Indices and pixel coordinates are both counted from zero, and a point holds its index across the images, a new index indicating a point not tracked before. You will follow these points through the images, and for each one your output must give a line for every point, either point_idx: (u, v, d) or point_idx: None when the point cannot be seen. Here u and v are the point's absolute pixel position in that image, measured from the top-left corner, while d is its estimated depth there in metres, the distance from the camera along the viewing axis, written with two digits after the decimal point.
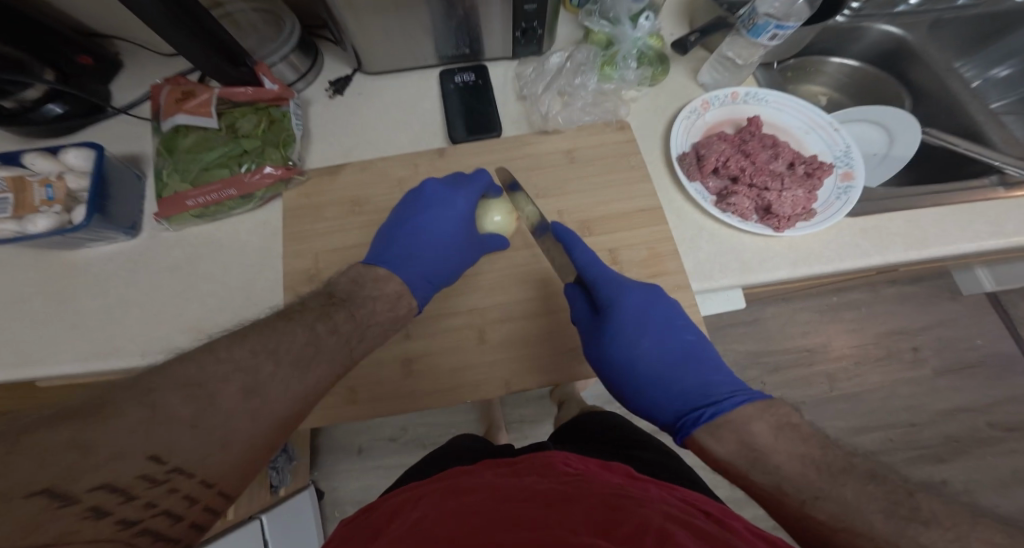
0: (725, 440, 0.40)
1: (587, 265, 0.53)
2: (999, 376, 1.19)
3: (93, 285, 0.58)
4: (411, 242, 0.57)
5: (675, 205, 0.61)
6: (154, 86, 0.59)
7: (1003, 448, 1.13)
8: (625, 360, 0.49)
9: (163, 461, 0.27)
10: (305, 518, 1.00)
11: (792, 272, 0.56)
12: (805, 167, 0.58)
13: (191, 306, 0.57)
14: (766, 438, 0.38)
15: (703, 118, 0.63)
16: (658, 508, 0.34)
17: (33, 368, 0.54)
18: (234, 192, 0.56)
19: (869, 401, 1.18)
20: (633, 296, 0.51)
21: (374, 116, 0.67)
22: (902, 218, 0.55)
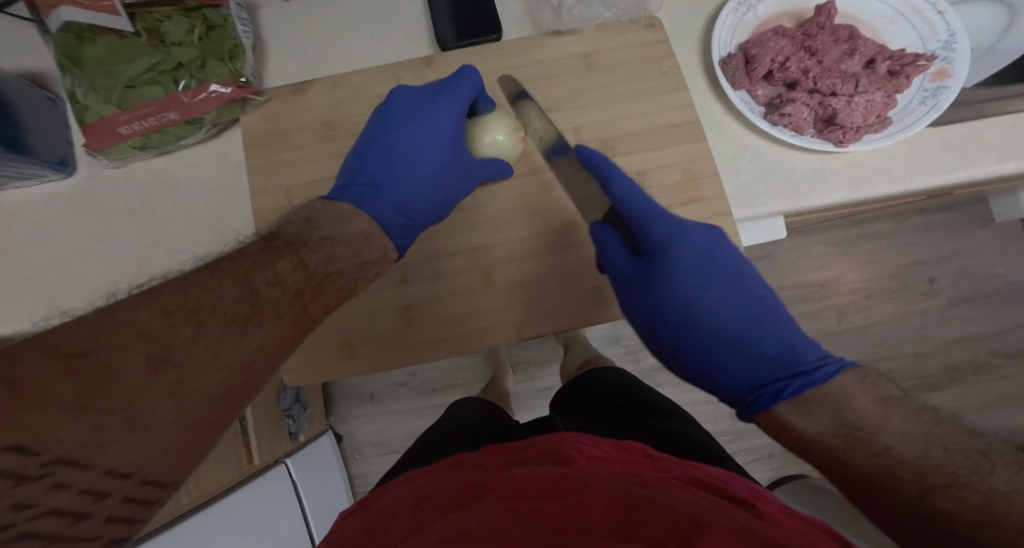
0: (819, 415, 0.32)
1: (627, 200, 0.44)
2: (1012, 304, 1.14)
3: (34, 236, 0.49)
4: (387, 169, 0.49)
5: (715, 119, 0.51)
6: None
7: (1000, 373, 1.12)
8: (687, 317, 0.42)
9: (34, 451, 0.19)
10: (328, 457, 1.00)
11: (851, 195, 0.47)
12: (888, 64, 0.47)
13: (155, 256, 0.49)
14: (874, 410, 0.31)
15: (754, 11, 0.50)
16: (688, 497, 0.27)
17: None
18: (175, 116, 0.44)
19: (877, 333, 1.14)
20: (693, 241, 0.43)
21: (343, 17, 0.55)
22: (1005, 123, 0.45)
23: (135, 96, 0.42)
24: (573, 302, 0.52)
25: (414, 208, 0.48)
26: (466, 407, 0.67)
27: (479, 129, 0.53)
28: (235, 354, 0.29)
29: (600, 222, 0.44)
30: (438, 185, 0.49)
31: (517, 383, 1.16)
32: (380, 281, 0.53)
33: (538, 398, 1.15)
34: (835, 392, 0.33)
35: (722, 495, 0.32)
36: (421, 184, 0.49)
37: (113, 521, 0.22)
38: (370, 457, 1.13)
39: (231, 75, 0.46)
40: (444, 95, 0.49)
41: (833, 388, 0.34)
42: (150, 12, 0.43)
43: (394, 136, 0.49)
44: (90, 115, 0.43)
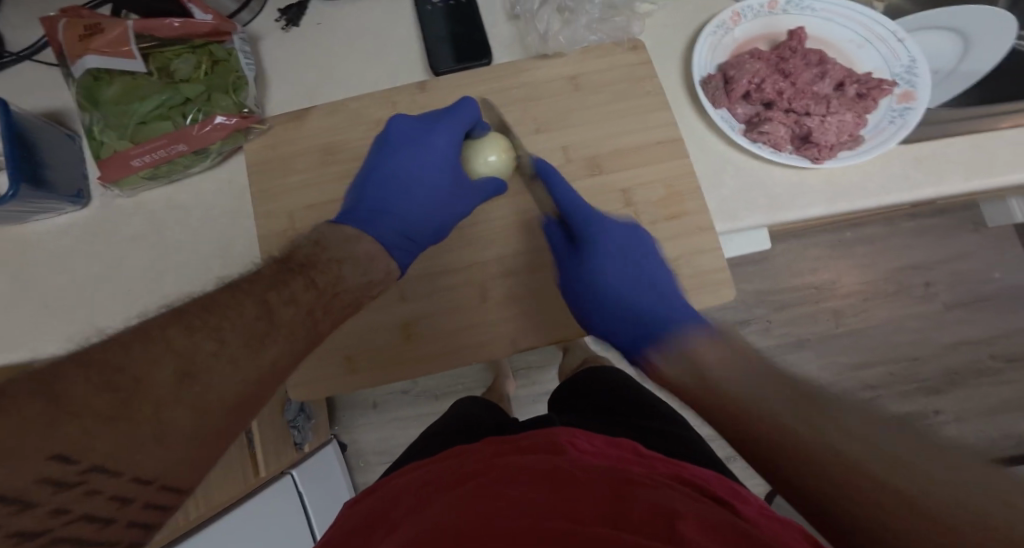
0: (676, 363, 0.42)
1: (566, 204, 0.51)
2: (1009, 308, 1.14)
3: (54, 262, 0.52)
4: (391, 194, 0.52)
5: (698, 136, 0.53)
6: (43, 23, 0.45)
7: (1000, 377, 1.12)
8: (598, 292, 0.50)
9: (74, 461, 0.21)
10: (331, 467, 1.01)
11: (830, 208, 0.49)
12: (856, 87, 0.50)
13: (165, 278, 0.52)
14: (716, 368, 0.37)
15: (732, 34, 0.53)
16: (679, 490, 0.29)
17: (13, 353, 0.50)
18: (184, 148, 0.47)
19: (873, 336, 1.15)
20: (614, 231, 0.50)
21: (340, 47, 0.57)
22: (967, 143, 0.48)
23: (148, 131, 0.45)
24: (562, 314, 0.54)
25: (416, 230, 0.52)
26: (470, 402, 0.69)
27: (473, 150, 0.54)
28: (248, 367, 0.31)
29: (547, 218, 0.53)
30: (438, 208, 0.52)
31: (518, 389, 1.18)
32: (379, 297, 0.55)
33: (539, 403, 1.17)
34: None
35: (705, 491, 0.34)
36: (422, 208, 0.53)
37: (134, 524, 0.25)
38: (374, 465, 1.15)
39: (235, 107, 0.49)
40: (441, 122, 0.52)
41: None
42: (163, 53, 0.47)
43: (393, 160, 0.52)
44: (106, 149, 0.46)
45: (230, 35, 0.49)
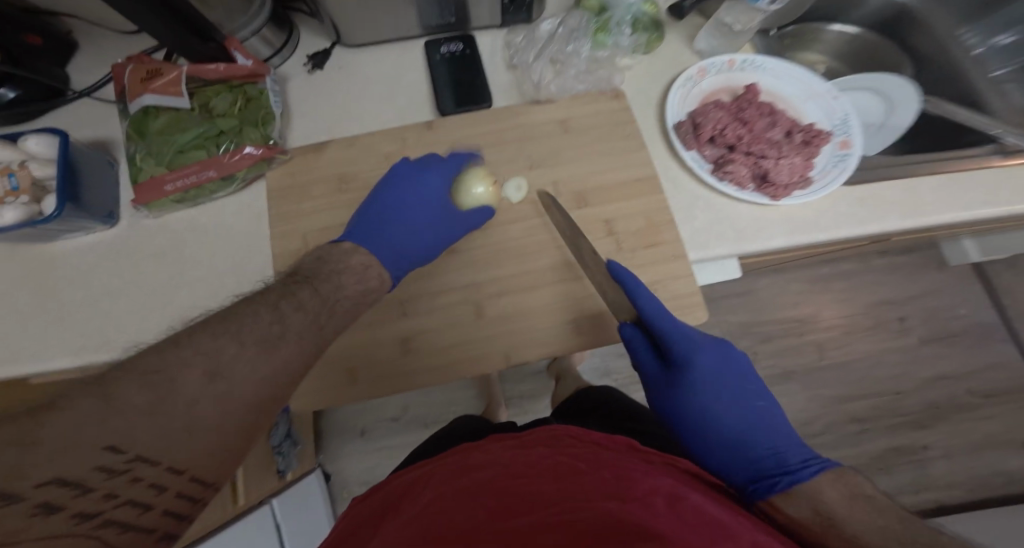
0: (802, 505, 0.40)
1: (655, 319, 0.51)
2: (979, 343, 1.20)
3: (77, 278, 0.55)
4: (387, 218, 0.57)
5: (671, 173, 0.60)
6: (113, 66, 0.54)
7: (981, 413, 1.15)
8: (700, 420, 0.50)
9: (118, 450, 0.26)
10: (314, 495, 1.03)
11: (790, 240, 0.55)
12: (802, 135, 0.57)
13: (180, 294, 0.55)
14: (841, 507, 0.38)
15: (699, 86, 0.61)
16: (647, 485, 0.34)
17: (24, 364, 0.52)
18: (214, 174, 0.53)
19: (856, 370, 1.19)
20: (712, 355, 0.52)
21: (358, 91, 0.65)
22: (899, 186, 0.55)
23: (184, 158, 0.52)
24: (552, 332, 0.58)
25: (411, 253, 0.57)
26: (474, 417, 0.71)
27: (462, 180, 0.60)
28: (269, 369, 0.35)
29: (628, 324, 0.54)
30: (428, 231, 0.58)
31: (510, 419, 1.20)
32: (383, 313, 0.60)
33: None
34: None
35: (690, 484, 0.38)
36: (417, 232, 0.58)
37: (172, 512, 0.28)
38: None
39: (263, 139, 0.55)
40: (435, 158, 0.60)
41: None
42: (204, 91, 0.54)
43: (389, 189, 0.58)
44: (144, 174, 0.52)
45: (264, 77, 0.56)
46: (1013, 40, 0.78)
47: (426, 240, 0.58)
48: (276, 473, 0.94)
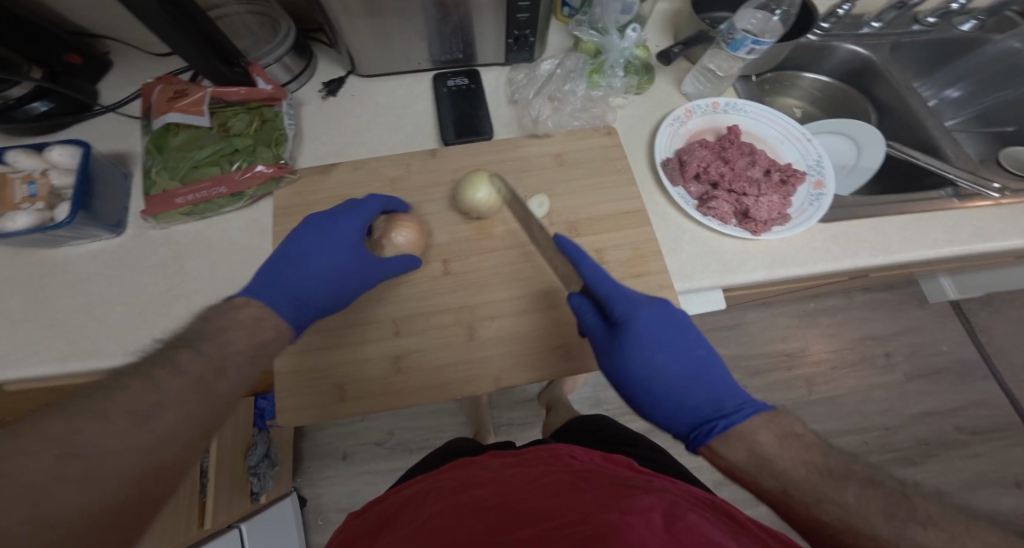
0: (735, 448, 0.42)
1: (593, 280, 0.53)
2: (964, 381, 1.22)
3: (73, 284, 0.55)
4: (307, 258, 0.54)
5: (658, 207, 0.63)
6: (144, 85, 0.58)
7: (968, 450, 1.16)
8: (643, 377, 0.50)
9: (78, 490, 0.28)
10: (287, 524, 1.00)
11: (769, 274, 0.58)
12: (779, 174, 0.61)
13: (177, 306, 0.54)
14: (772, 448, 0.40)
15: (686, 126, 0.66)
16: (658, 497, 0.36)
17: (7, 368, 0.50)
18: (224, 190, 0.55)
19: (845, 405, 1.20)
20: (650, 311, 0.51)
21: (366, 119, 0.69)
22: (869, 225, 0.59)
23: (197, 175, 0.55)
24: (541, 356, 0.59)
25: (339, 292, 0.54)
26: (460, 441, 0.71)
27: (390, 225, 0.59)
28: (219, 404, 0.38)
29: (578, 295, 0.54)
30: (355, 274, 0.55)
31: None
32: (377, 331, 0.59)
33: None
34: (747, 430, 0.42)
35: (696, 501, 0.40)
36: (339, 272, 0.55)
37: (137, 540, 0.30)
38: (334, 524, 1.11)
39: (274, 159, 0.58)
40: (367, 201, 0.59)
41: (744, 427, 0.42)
42: (222, 111, 0.58)
43: (312, 230, 0.55)
44: (157, 188, 0.55)
45: (281, 101, 0.60)
46: (959, 93, 0.84)
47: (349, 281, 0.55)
48: (249, 494, 0.93)
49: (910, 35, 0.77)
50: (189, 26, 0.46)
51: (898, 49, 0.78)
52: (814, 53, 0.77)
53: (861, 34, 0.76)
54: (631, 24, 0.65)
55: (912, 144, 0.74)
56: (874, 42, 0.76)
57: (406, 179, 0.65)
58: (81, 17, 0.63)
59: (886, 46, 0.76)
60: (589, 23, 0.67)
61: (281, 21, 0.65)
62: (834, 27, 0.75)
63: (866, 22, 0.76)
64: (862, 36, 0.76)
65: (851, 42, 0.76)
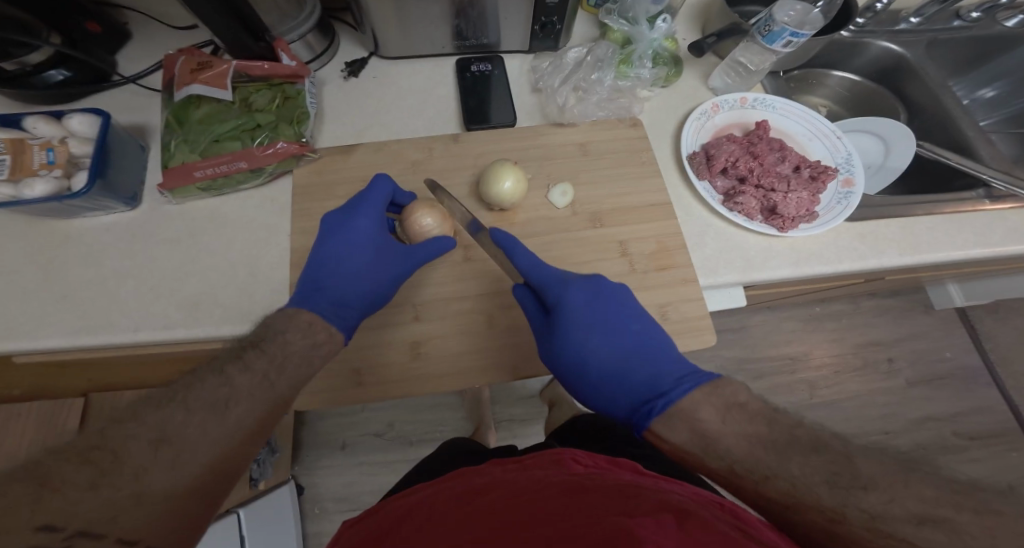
0: (678, 429, 0.40)
1: (529, 269, 0.53)
2: (967, 387, 1.23)
3: (85, 257, 0.53)
4: (336, 264, 0.52)
5: (684, 202, 0.62)
6: (166, 57, 0.57)
7: (968, 456, 1.17)
8: (581, 362, 0.50)
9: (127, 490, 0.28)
10: (284, 513, 0.97)
11: (794, 271, 0.58)
12: (809, 171, 0.61)
13: (190, 282, 0.53)
14: (714, 423, 0.38)
15: (713, 120, 0.65)
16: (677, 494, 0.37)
17: (17, 340, 0.49)
18: (243, 165, 0.54)
19: (847, 409, 1.21)
20: (581, 293, 0.52)
21: (388, 101, 0.68)
22: (896, 225, 0.59)
23: (218, 148, 0.54)
24: None
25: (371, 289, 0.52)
26: (463, 440, 0.71)
27: (409, 217, 0.58)
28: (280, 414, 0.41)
29: (520, 286, 0.54)
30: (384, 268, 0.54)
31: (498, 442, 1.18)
32: (395, 316, 0.58)
33: None
34: None
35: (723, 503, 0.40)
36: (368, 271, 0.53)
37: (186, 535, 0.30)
38: (330, 514, 1.09)
39: (296, 137, 0.57)
40: (377, 184, 0.56)
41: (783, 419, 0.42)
42: (245, 86, 0.57)
43: (332, 232, 0.54)
44: (176, 161, 0.53)
45: (304, 78, 0.59)
46: (995, 92, 0.84)
47: (377, 275, 0.53)
48: (248, 480, 0.93)
49: (948, 31, 0.77)
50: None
51: (935, 45, 0.78)
52: (846, 49, 0.77)
53: (897, 30, 0.75)
54: (662, 14, 0.64)
55: (945, 143, 0.74)
56: (909, 39, 0.75)
57: (428, 163, 0.64)
58: None
59: (921, 43, 0.76)
60: (619, 13, 0.66)
61: None
62: (868, 23, 0.74)
63: (905, 18, 0.75)
64: (898, 32, 0.75)
65: (885, 39, 0.75)
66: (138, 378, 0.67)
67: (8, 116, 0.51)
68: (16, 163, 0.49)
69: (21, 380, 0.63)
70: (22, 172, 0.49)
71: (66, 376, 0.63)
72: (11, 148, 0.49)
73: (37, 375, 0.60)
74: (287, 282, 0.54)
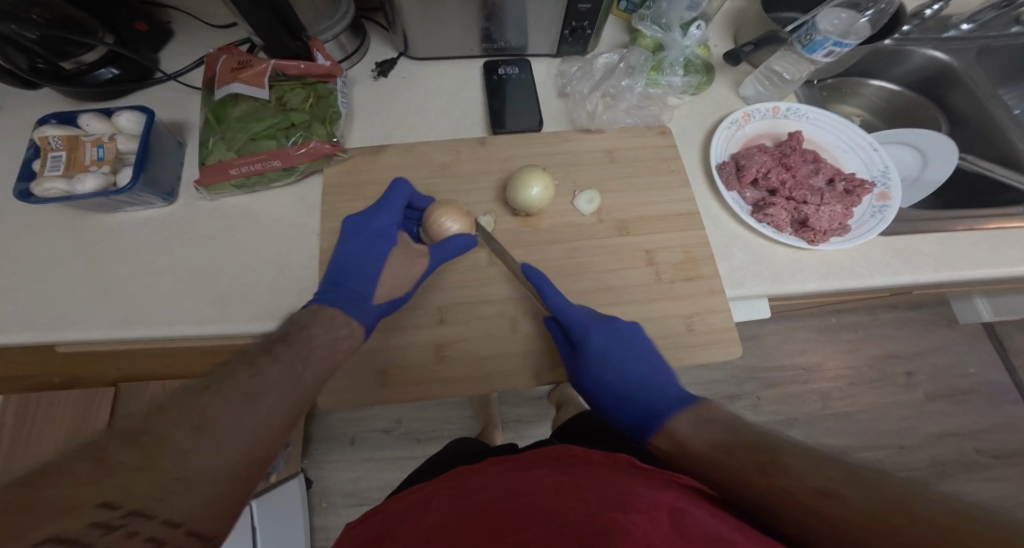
0: (664, 439, 0.46)
1: (559, 309, 0.55)
2: (990, 404, 1.20)
3: (123, 251, 0.54)
4: (362, 261, 0.54)
5: (712, 212, 0.62)
6: (209, 55, 0.59)
7: (990, 473, 1.14)
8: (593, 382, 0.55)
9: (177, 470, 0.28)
10: (293, 505, 0.98)
11: (823, 284, 0.57)
12: (844, 184, 0.60)
13: (223, 278, 0.53)
14: (689, 436, 0.43)
15: (743, 130, 0.64)
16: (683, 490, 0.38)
17: (60, 331, 0.50)
18: (277, 164, 0.54)
19: (862, 422, 1.19)
20: (602, 334, 0.54)
21: (416, 103, 0.68)
22: (933, 241, 0.57)
23: (253, 147, 0.55)
24: None
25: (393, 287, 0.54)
26: (470, 441, 0.72)
27: (431, 219, 0.59)
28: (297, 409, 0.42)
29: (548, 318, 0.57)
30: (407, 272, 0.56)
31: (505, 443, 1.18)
32: (419, 318, 0.58)
33: None
34: None
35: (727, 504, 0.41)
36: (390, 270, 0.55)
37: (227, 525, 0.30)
38: (337, 508, 1.10)
39: (327, 136, 0.57)
40: (398, 189, 0.58)
41: None
42: (281, 85, 0.58)
43: (355, 230, 0.56)
44: (213, 158, 0.54)
45: (336, 79, 0.60)
46: None
47: (398, 273, 0.55)
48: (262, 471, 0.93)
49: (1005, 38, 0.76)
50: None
51: (986, 53, 0.76)
52: (886, 57, 0.75)
53: (945, 37, 0.74)
54: (696, 21, 0.64)
55: (988, 156, 0.72)
56: (958, 47, 0.75)
57: (456, 166, 0.64)
58: None
59: (970, 52, 0.75)
60: (652, 19, 0.66)
61: None
62: (914, 30, 0.73)
63: (954, 25, 0.74)
64: (945, 40, 0.74)
65: (930, 47, 0.74)
66: (160, 368, 0.68)
67: (63, 113, 0.53)
68: (70, 159, 0.51)
69: (51, 369, 0.65)
70: (75, 167, 0.50)
71: (92, 366, 0.64)
72: (67, 145, 0.51)
73: (64, 363, 0.61)
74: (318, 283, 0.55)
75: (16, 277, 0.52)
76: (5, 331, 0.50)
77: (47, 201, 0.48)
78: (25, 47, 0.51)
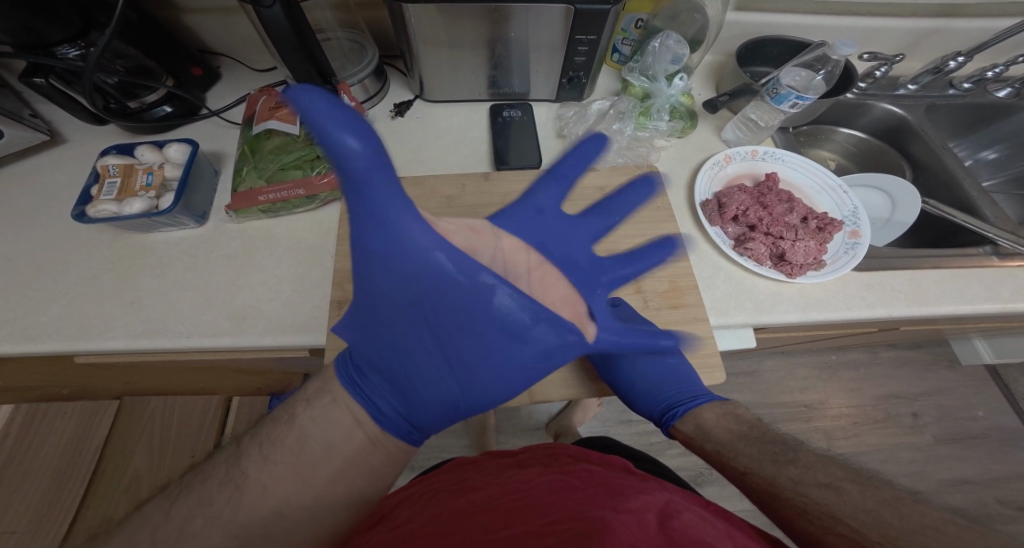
0: (687, 423, 0.55)
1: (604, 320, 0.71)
2: (1003, 450, 1.18)
3: (153, 268, 0.60)
4: None
5: (696, 243, 0.65)
6: (251, 95, 0.67)
7: (1011, 527, 1.10)
8: (625, 380, 0.62)
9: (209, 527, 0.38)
10: None
11: (803, 315, 0.60)
12: (816, 222, 0.64)
13: (241, 294, 0.58)
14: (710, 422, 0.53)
15: (725, 170, 0.70)
16: (661, 494, 0.43)
17: (87, 341, 0.55)
18: (302, 192, 0.61)
19: (867, 463, 1.17)
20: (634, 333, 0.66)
21: (428, 140, 0.75)
22: (904, 277, 0.61)
23: (280, 176, 0.61)
24: (577, 371, 0.59)
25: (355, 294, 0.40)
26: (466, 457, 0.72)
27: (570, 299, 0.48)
28: (320, 401, 0.44)
29: None
30: (533, 328, 0.40)
31: None
32: None
33: None
34: (800, 459, 0.43)
35: (701, 501, 0.47)
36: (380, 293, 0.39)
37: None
38: None
39: None
40: (544, 186, 0.54)
41: (797, 456, 0.44)
42: None
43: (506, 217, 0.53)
44: (244, 186, 0.61)
45: None
46: (996, 155, 0.87)
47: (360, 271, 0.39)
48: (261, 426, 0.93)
49: (944, 98, 0.81)
50: (297, 39, 0.54)
51: (933, 110, 0.82)
52: (850, 110, 0.82)
53: (897, 94, 0.81)
54: (679, 73, 0.70)
55: (949, 202, 0.77)
56: (909, 103, 0.80)
57: (461, 197, 0.68)
58: (199, 35, 0.72)
59: (922, 107, 0.80)
60: (640, 71, 0.73)
61: (369, 49, 0.74)
62: (870, 87, 0.80)
63: (902, 84, 0.80)
64: (897, 97, 0.80)
65: (886, 102, 0.80)
66: (165, 382, 0.72)
67: (121, 145, 0.61)
68: (122, 185, 0.58)
69: (63, 383, 0.69)
70: (125, 193, 0.57)
71: (106, 378, 0.68)
72: (122, 173, 0.58)
73: (83, 374, 0.65)
74: (327, 301, 0.59)
75: (53, 291, 0.58)
76: (39, 340, 0.55)
77: (97, 221, 0.54)
78: (103, 90, 0.60)
